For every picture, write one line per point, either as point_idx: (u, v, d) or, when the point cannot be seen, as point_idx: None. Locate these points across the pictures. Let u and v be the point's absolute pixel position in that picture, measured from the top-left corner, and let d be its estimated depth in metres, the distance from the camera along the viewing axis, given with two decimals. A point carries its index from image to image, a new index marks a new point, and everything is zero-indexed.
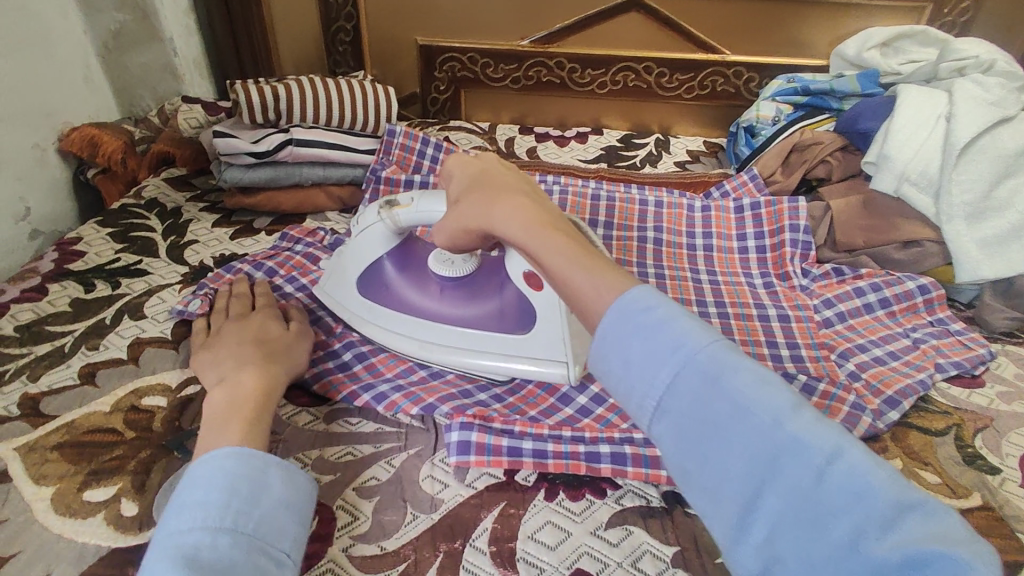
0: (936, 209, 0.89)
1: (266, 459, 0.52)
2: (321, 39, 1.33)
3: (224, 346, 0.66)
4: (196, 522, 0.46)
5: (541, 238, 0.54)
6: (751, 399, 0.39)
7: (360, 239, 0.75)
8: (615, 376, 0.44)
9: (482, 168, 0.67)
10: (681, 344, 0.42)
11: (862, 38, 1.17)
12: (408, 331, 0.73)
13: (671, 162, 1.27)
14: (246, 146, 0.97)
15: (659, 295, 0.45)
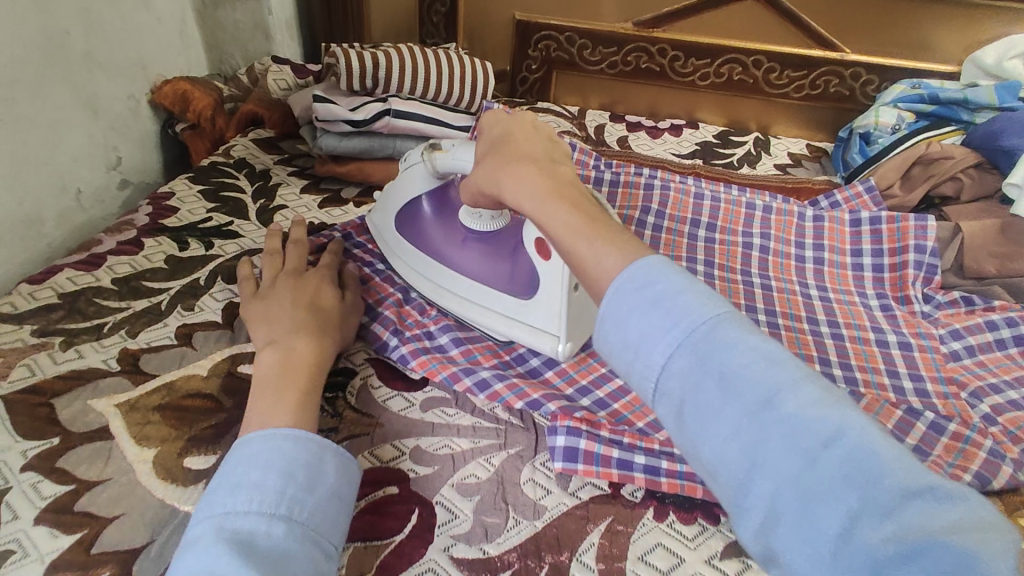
0: None
1: (323, 443, 0.50)
2: (415, 8, 1.28)
3: (275, 303, 0.65)
4: (251, 505, 0.44)
5: (547, 204, 0.52)
6: (745, 376, 0.36)
7: (405, 172, 0.77)
8: (616, 351, 0.41)
9: (506, 127, 0.63)
10: (688, 320, 0.38)
11: (1006, 45, 1.08)
12: (428, 272, 0.74)
13: (771, 164, 1.20)
14: (344, 112, 0.93)
15: (669, 267, 0.42)
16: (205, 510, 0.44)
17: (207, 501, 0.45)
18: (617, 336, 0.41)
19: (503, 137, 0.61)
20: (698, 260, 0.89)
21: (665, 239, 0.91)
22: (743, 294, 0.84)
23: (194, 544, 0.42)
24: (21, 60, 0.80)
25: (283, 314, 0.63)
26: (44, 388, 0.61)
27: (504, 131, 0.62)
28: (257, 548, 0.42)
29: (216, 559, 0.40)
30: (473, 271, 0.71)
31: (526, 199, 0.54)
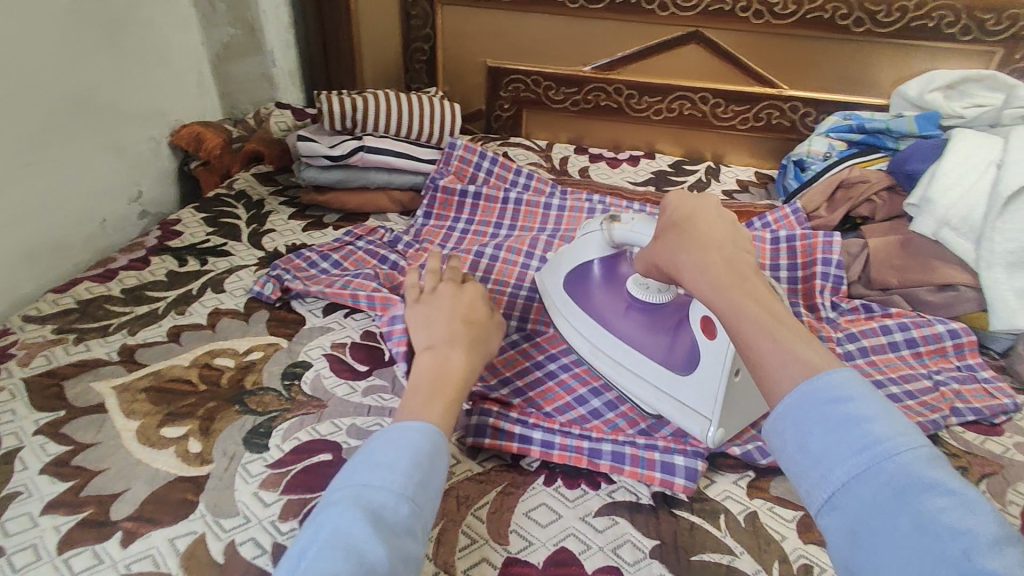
0: (977, 255, 0.88)
1: (441, 439, 0.55)
2: (400, 57, 1.45)
3: (437, 311, 0.72)
4: (386, 483, 0.49)
5: (729, 294, 0.55)
6: (943, 520, 0.37)
7: (579, 243, 0.84)
8: (790, 454, 0.45)
9: (689, 209, 0.66)
10: (877, 440, 0.41)
11: (926, 80, 1.16)
12: (588, 332, 0.81)
13: (719, 190, 1.30)
14: (324, 150, 1.09)
15: (861, 385, 0.45)
16: (344, 482, 0.50)
17: (341, 476, 0.51)
18: (795, 442, 0.44)
19: (687, 221, 0.65)
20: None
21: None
22: None
23: (328, 514, 0.47)
24: (60, 110, 0.98)
25: (442, 323, 0.70)
26: (57, 372, 0.75)
27: (682, 212, 0.67)
28: (387, 523, 0.47)
29: (359, 529, 0.45)
30: (632, 338, 0.77)
31: (728, 293, 0.55)
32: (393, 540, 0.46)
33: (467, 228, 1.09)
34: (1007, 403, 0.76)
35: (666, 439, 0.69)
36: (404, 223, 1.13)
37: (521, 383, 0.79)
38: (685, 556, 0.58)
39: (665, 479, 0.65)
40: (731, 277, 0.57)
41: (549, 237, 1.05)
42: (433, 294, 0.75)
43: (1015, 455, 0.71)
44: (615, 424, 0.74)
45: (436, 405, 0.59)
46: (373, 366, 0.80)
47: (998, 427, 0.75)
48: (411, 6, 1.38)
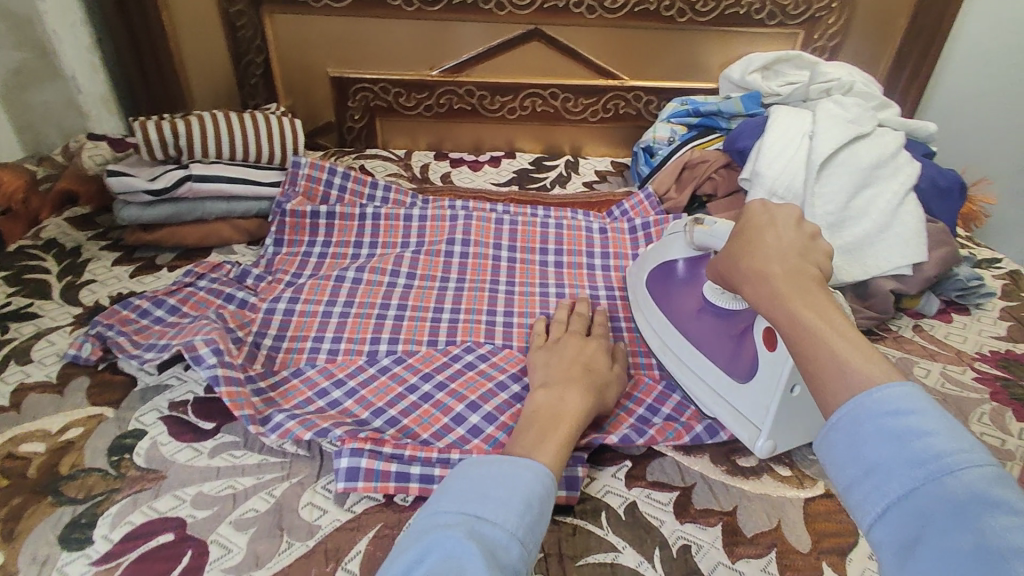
0: (802, 219, 0.96)
1: (552, 484, 0.51)
2: (233, 73, 1.32)
3: (557, 355, 0.73)
4: (500, 522, 0.46)
5: (789, 301, 0.48)
6: (1006, 557, 0.30)
7: (666, 240, 0.82)
8: (842, 470, 0.39)
9: (765, 217, 0.58)
10: (941, 457, 0.35)
11: (745, 63, 1.24)
12: (659, 328, 0.80)
13: (580, 182, 1.33)
14: (142, 183, 0.97)
15: (922, 395, 0.38)
16: (454, 507, 0.47)
17: (448, 498, 0.48)
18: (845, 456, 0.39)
19: (750, 240, 0.56)
20: (500, 280, 0.97)
21: (471, 265, 0.98)
22: (538, 303, 0.93)
23: (431, 538, 0.44)
24: None
25: (561, 367, 0.70)
26: None
27: (745, 233, 0.58)
28: (500, 562, 0.43)
29: (468, 556, 0.42)
30: (699, 339, 0.74)
31: (797, 307, 0.47)
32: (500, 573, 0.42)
33: (325, 250, 1.01)
34: None
35: None
36: (252, 255, 1.03)
37: (394, 412, 0.72)
38: (570, 562, 0.57)
39: None
40: (793, 287, 0.49)
41: (413, 251, 1.00)
42: (557, 342, 0.75)
43: None
44: (496, 439, 0.69)
45: (548, 443, 0.57)
46: (222, 421, 0.71)
47: None
48: (234, 16, 1.24)
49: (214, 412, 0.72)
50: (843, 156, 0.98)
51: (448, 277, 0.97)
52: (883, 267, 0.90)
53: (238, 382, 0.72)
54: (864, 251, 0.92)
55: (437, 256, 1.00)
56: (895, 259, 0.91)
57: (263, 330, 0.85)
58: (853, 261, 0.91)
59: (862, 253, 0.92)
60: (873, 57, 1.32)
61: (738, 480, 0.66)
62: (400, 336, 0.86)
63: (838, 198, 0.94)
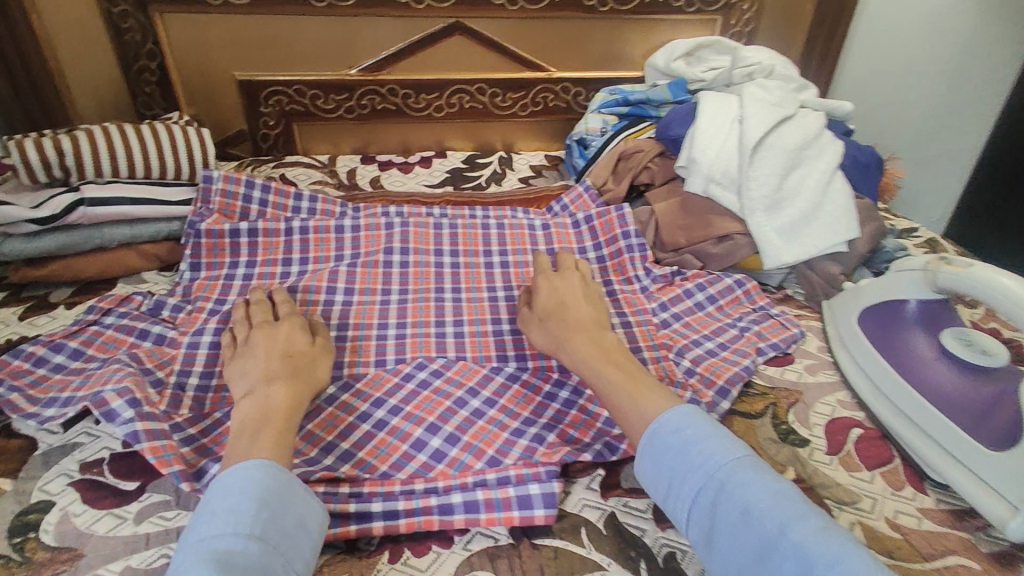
0: (740, 204, 0.97)
1: (290, 478, 0.52)
2: (122, 81, 1.18)
3: (252, 356, 0.67)
4: (228, 529, 0.46)
5: (588, 370, 0.67)
6: (759, 510, 0.48)
7: (892, 278, 0.78)
8: (655, 481, 0.55)
9: (561, 297, 0.75)
10: (718, 462, 0.52)
11: (668, 50, 1.26)
12: (874, 374, 0.75)
13: (515, 179, 1.29)
14: (24, 211, 0.84)
15: (694, 416, 0.56)
16: (190, 538, 0.46)
17: (197, 523, 0.48)
18: (651, 468, 0.55)
19: (560, 311, 0.73)
20: (446, 288, 0.90)
21: (413, 276, 0.91)
22: (488, 308, 0.88)
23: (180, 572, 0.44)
24: None
25: (262, 365, 0.65)
26: None
27: (559, 322, 0.73)
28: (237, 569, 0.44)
29: None
30: (930, 391, 0.69)
31: (602, 372, 0.65)
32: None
33: (249, 271, 0.91)
34: (796, 331, 0.86)
35: (518, 466, 0.63)
36: (166, 282, 0.93)
37: (347, 445, 0.66)
38: None
39: (524, 515, 0.59)
40: (592, 355, 0.68)
41: (349, 263, 0.91)
42: (249, 343, 0.69)
43: (807, 378, 0.80)
44: (462, 462, 0.65)
45: (264, 441, 0.55)
46: (146, 479, 0.62)
47: (791, 355, 0.84)
48: (118, 17, 1.12)
49: (135, 470, 0.63)
50: (772, 140, 1.00)
51: (390, 288, 0.89)
52: (820, 247, 0.92)
53: (162, 434, 0.64)
54: (803, 230, 0.94)
55: (376, 267, 0.91)
56: (830, 238, 0.92)
57: (186, 368, 0.75)
58: (792, 241, 0.94)
59: (800, 232, 0.94)
60: (787, 40, 1.36)
61: None
62: (344, 359, 0.78)
63: (771, 181, 0.96)
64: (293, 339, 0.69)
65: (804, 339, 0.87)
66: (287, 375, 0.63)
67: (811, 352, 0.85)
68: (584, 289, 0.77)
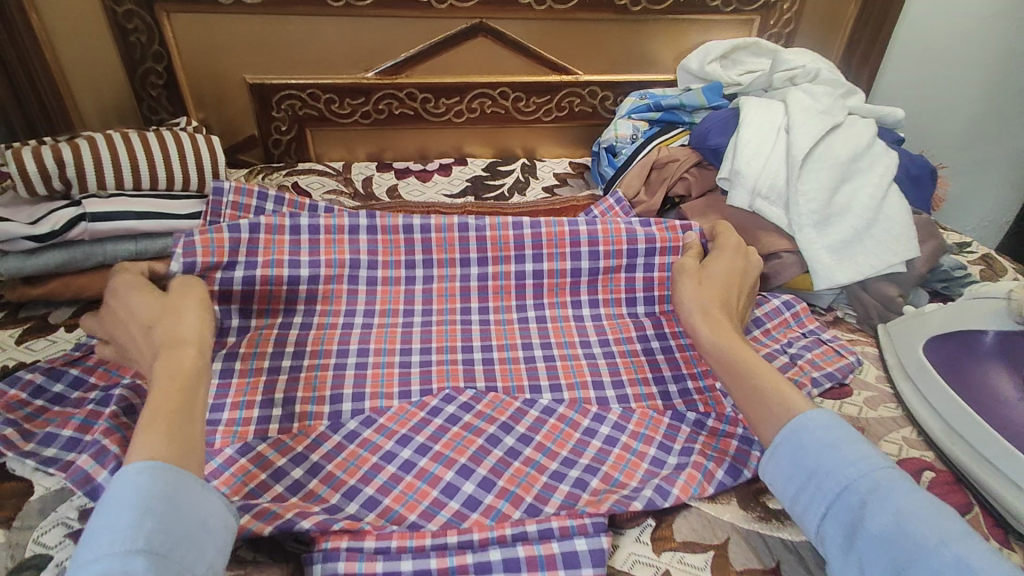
0: (788, 219, 0.90)
1: (171, 469, 0.47)
2: (127, 84, 1.13)
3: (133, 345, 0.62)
4: (104, 551, 0.41)
5: (728, 347, 0.65)
6: (912, 517, 0.47)
7: (965, 304, 0.73)
8: (786, 476, 0.54)
9: (716, 274, 0.75)
10: (868, 469, 0.50)
11: (703, 52, 1.19)
12: (942, 407, 0.69)
13: (539, 187, 1.23)
14: (20, 228, 0.79)
15: (839, 424, 0.54)
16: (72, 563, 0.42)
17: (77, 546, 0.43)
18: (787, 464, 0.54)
19: (706, 285, 0.73)
20: (472, 307, 0.84)
21: (437, 291, 0.84)
22: (519, 332, 0.82)
23: None
24: None
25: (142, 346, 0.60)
26: None
27: (703, 296, 0.72)
28: None
29: None
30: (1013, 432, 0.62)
31: (737, 350, 0.64)
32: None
33: (251, 276, 0.77)
34: (853, 360, 0.79)
35: (560, 516, 0.56)
36: None
37: (372, 489, 0.60)
38: None
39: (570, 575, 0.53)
40: (734, 336, 0.66)
41: (367, 275, 0.83)
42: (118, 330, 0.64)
43: (867, 413, 0.74)
44: (498, 510, 0.59)
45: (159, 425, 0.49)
46: None
47: (848, 387, 0.77)
48: (124, 18, 1.06)
49: None
50: (821, 151, 0.93)
51: (412, 304, 0.83)
52: (876, 266, 0.86)
53: None
54: (855, 248, 0.88)
55: (397, 284, 0.84)
56: (887, 258, 0.86)
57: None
58: (845, 260, 0.87)
59: (853, 250, 0.88)
60: (827, 41, 1.29)
61: (773, 528, 0.60)
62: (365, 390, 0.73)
63: (821, 195, 0.89)
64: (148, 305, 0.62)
65: (861, 368, 0.80)
66: (161, 346, 0.58)
67: (869, 383, 0.78)
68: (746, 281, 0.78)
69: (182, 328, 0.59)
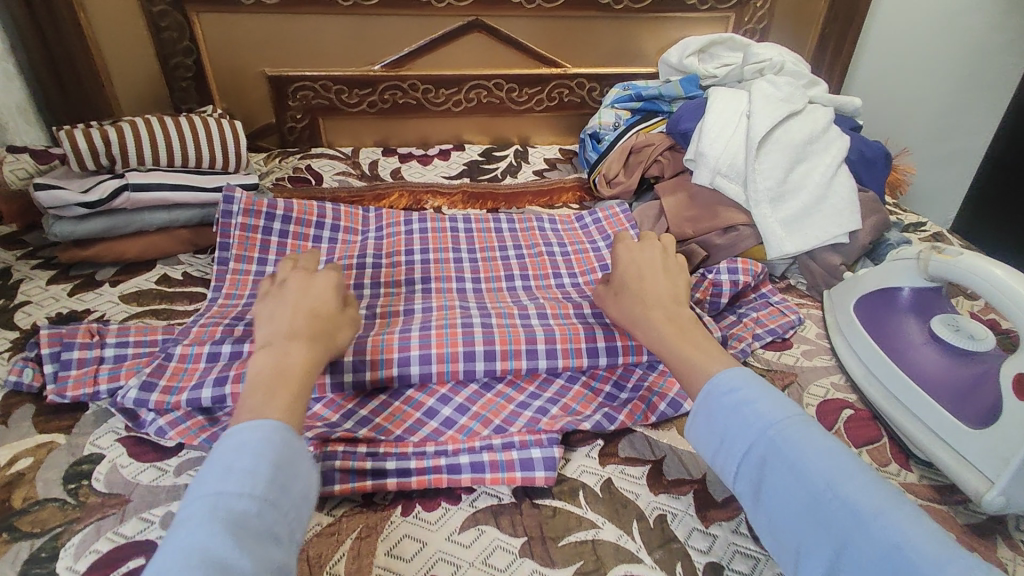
0: (745, 196, 1.00)
1: (304, 445, 0.52)
2: (160, 75, 1.26)
3: (280, 310, 0.65)
4: (244, 491, 0.46)
5: (659, 336, 0.67)
6: (809, 467, 0.49)
7: (888, 266, 0.80)
8: (703, 437, 0.57)
9: (636, 267, 0.77)
10: (767, 422, 0.53)
11: (681, 47, 1.29)
12: (865, 356, 0.78)
13: (530, 171, 1.33)
14: (74, 196, 0.92)
15: (743, 379, 0.57)
16: (195, 493, 0.46)
17: (201, 481, 0.47)
18: (702, 427, 0.56)
19: (628, 285, 0.75)
20: (466, 279, 0.94)
21: (434, 276, 0.93)
22: (507, 294, 0.92)
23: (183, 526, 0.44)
24: None
25: (286, 321, 0.63)
26: None
27: (630, 295, 0.74)
28: (252, 530, 0.44)
29: (214, 540, 0.43)
30: (918, 373, 0.71)
31: (660, 338, 0.67)
32: (258, 549, 0.44)
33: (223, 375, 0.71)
34: (793, 318, 0.89)
35: (521, 433, 0.68)
36: (202, 263, 1.00)
37: (364, 411, 0.71)
38: (553, 545, 0.59)
39: (526, 476, 0.64)
40: (663, 322, 0.68)
41: (373, 263, 0.95)
42: (284, 285, 0.69)
43: (803, 363, 0.84)
44: (471, 429, 0.70)
45: (276, 403, 0.54)
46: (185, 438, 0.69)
47: (788, 341, 0.87)
48: (158, 17, 1.19)
49: (168, 450, 0.68)
50: (777, 135, 1.03)
51: (412, 304, 0.87)
52: (821, 238, 0.95)
53: (184, 418, 0.69)
54: (804, 221, 0.97)
55: (398, 266, 0.95)
56: (832, 230, 0.95)
57: (201, 380, 0.71)
58: (795, 232, 0.97)
59: (802, 223, 0.97)
60: (799, 37, 1.38)
61: None
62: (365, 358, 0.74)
63: (776, 173, 0.99)
64: (324, 298, 0.68)
65: (803, 326, 0.90)
66: (308, 328, 0.63)
67: (808, 338, 0.88)
68: (664, 255, 0.77)
69: (339, 331, 0.67)
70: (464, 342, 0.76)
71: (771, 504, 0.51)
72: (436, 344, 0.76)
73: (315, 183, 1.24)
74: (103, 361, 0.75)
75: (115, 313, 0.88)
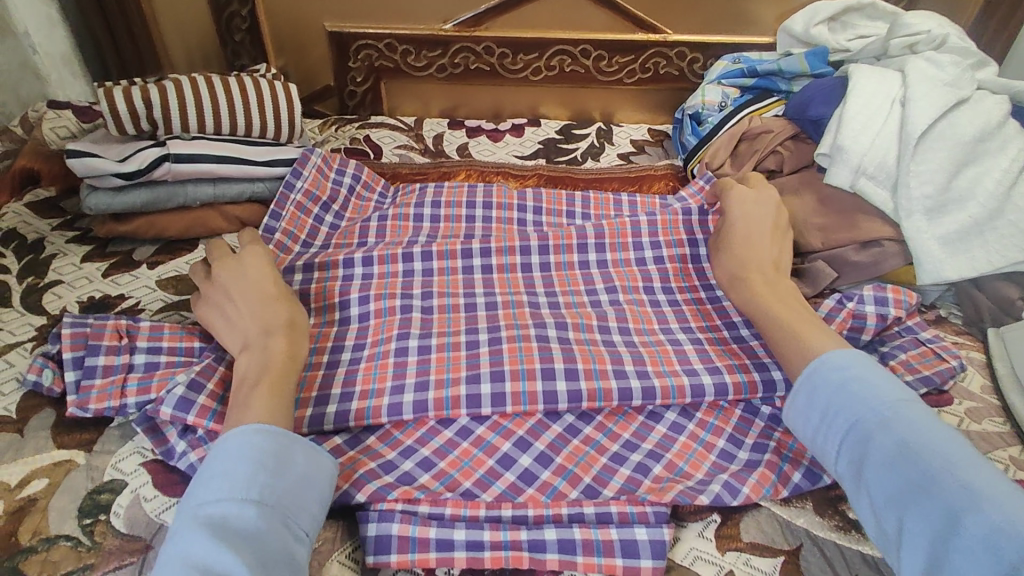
0: (895, 204, 0.81)
1: (291, 435, 0.51)
2: (213, 26, 1.14)
3: (231, 295, 0.64)
4: (224, 493, 0.46)
5: (765, 305, 0.64)
6: (922, 452, 0.47)
7: None
8: (805, 415, 0.55)
9: (740, 223, 0.72)
10: (883, 411, 0.50)
11: (809, 12, 1.06)
12: None
13: (614, 154, 1.16)
14: (111, 165, 0.82)
15: (854, 361, 0.54)
16: (187, 503, 0.47)
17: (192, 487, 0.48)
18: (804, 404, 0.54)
19: (736, 238, 0.72)
20: (541, 269, 0.80)
21: (505, 263, 0.80)
22: (587, 295, 0.77)
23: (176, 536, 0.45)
24: None
25: (240, 304, 0.62)
26: None
27: (735, 262, 0.70)
28: (233, 533, 0.44)
29: (195, 545, 0.43)
30: None
31: (766, 308, 0.64)
32: (255, 551, 0.43)
33: None
34: (956, 365, 0.70)
35: (619, 501, 0.55)
36: None
37: (428, 450, 0.60)
38: None
39: (629, 564, 0.51)
40: (770, 293, 0.65)
41: (438, 250, 0.83)
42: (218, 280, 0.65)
43: (969, 426, 0.66)
44: (555, 488, 0.57)
45: (257, 400, 0.54)
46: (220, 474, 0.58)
47: (947, 394, 0.69)
48: None
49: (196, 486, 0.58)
50: (943, 128, 0.82)
51: (480, 302, 0.74)
52: (995, 264, 0.77)
53: None
54: (969, 241, 0.79)
55: None
56: (1011, 254, 0.77)
57: None
58: (958, 253, 0.78)
59: (967, 243, 0.78)
60: (955, 8, 1.14)
61: (853, 540, 0.55)
62: (430, 378, 0.64)
63: (938, 177, 0.80)
64: (261, 275, 0.64)
65: (965, 375, 0.72)
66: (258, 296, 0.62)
67: (972, 392, 0.70)
68: (777, 217, 0.73)
69: (296, 313, 0.62)
70: (545, 371, 0.62)
71: (871, 487, 0.48)
72: (509, 360, 0.64)
73: (374, 157, 1.11)
74: (132, 369, 0.65)
75: (151, 303, 0.78)
